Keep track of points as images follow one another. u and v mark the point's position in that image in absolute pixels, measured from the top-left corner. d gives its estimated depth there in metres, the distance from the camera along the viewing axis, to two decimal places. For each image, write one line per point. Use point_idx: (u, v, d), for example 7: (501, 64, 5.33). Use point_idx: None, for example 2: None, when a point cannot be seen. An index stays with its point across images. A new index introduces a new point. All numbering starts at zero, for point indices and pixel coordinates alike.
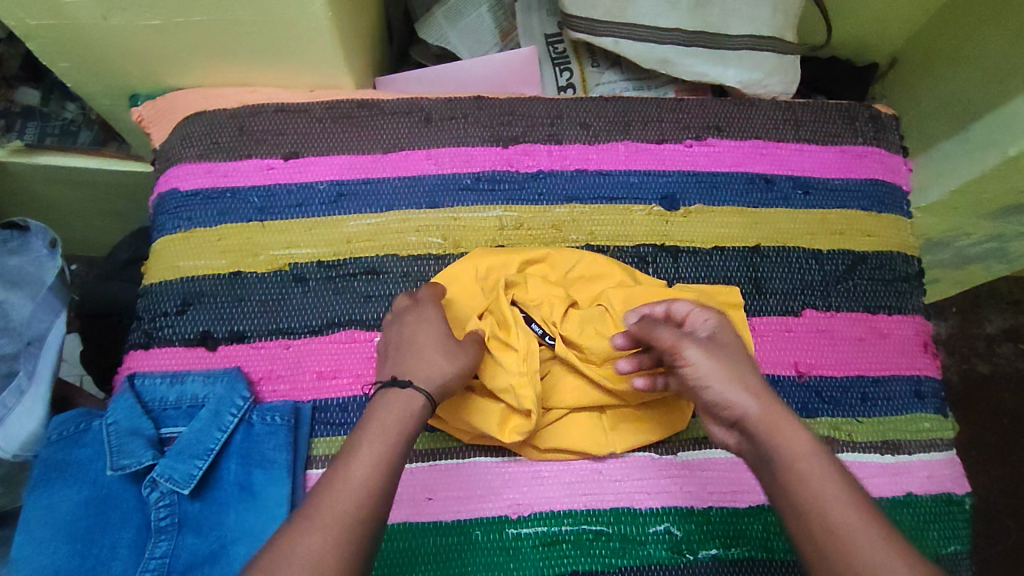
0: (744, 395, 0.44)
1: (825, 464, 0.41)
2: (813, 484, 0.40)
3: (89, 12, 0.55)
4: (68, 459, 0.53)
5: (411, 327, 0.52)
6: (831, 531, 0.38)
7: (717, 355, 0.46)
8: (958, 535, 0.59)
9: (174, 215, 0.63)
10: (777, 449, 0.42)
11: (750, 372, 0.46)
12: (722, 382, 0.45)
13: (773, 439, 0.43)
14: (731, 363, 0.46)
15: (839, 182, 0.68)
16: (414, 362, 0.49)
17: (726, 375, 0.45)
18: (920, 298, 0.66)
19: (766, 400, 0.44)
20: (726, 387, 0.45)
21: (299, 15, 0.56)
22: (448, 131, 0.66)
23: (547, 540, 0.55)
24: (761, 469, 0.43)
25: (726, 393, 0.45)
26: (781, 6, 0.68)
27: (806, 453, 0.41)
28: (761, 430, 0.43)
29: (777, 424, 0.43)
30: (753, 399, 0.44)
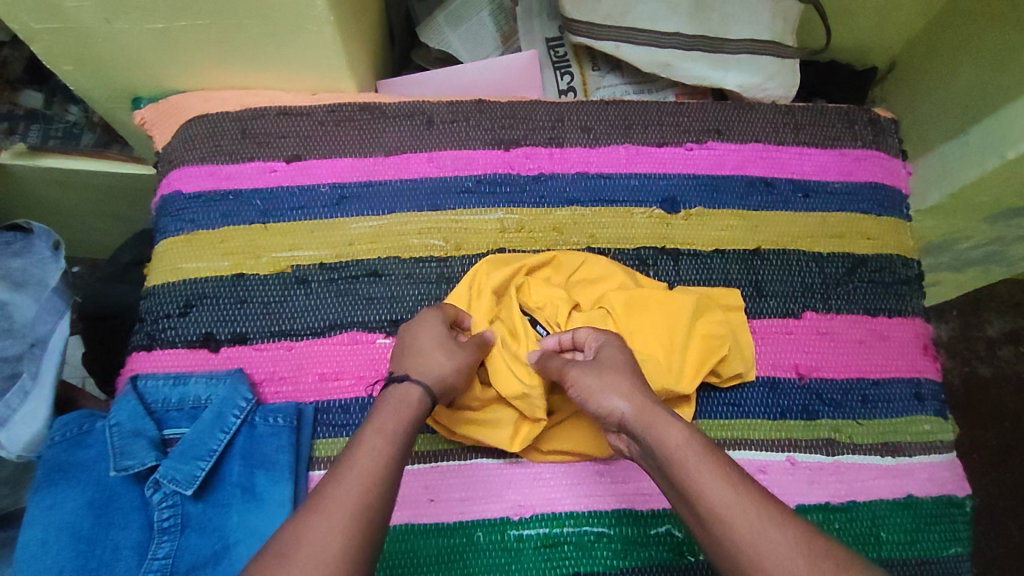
0: (614, 399, 0.48)
1: (699, 448, 0.43)
2: (686, 468, 0.42)
3: (93, 15, 0.56)
4: (72, 459, 0.53)
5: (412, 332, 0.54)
6: (711, 509, 0.39)
7: (595, 368, 0.50)
8: (958, 537, 0.59)
9: (177, 217, 0.63)
10: (653, 443, 0.44)
11: (627, 376, 0.49)
12: (595, 392, 0.49)
13: (648, 433, 0.45)
14: (606, 370, 0.49)
15: (839, 185, 0.68)
16: (417, 362, 0.51)
17: (601, 385, 0.49)
18: (920, 301, 0.67)
19: (639, 399, 0.47)
20: (602, 398, 0.48)
21: (301, 18, 0.56)
22: (449, 134, 0.66)
23: (548, 542, 0.55)
24: (651, 465, 0.45)
25: (603, 403, 0.48)
26: (780, 12, 0.70)
27: (676, 439, 0.43)
28: (635, 428, 0.46)
29: (649, 419, 0.45)
30: (625, 400, 0.47)
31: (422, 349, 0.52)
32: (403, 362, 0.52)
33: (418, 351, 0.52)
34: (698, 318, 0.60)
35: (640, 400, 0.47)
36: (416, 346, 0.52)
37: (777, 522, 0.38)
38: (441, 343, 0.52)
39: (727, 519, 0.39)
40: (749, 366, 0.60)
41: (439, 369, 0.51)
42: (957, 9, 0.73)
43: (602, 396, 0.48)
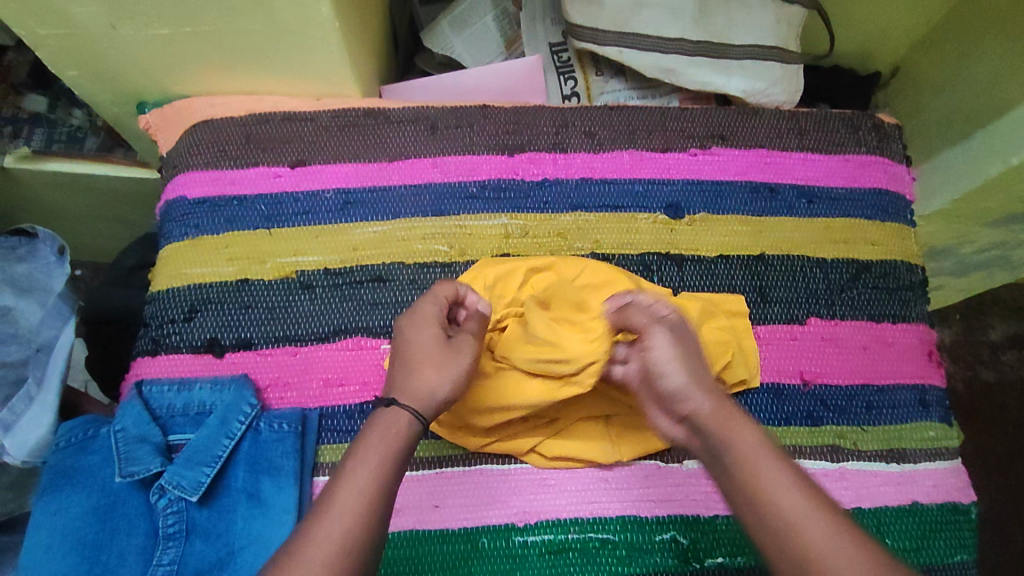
0: (695, 384, 0.46)
1: (777, 458, 0.42)
2: (765, 476, 0.41)
3: (98, 21, 0.56)
4: (77, 465, 0.53)
5: (406, 330, 0.51)
6: (788, 525, 0.39)
7: (681, 347, 0.48)
8: (964, 544, 0.59)
9: (181, 222, 0.63)
10: (729, 444, 0.43)
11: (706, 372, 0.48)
12: (674, 368, 0.47)
13: (725, 432, 0.44)
14: (690, 357, 0.48)
15: (843, 191, 0.68)
16: (407, 379, 0.48)
17: (684, 366, 0.47)
18: (924, 306, 0.67)
19: (717, 396, 0.46)
20: (682, 380, 0.46)
21: (307, 24, 0.56)
22: (454, 140, 0.66)
23: (553, 549, 0.55)
24: (712, 462, 0.44)
25: (680, 378, 0.46)
26: (784, 16, 0.70)
27: (755, 445, 0.43)
28: (710, 421, 0.45)
29: (726, 419, 0.44)
30: (706, 392, 0.46)
31: (413, 363, 0.49)
32: (395, 377, 0.49)
33: (410, 364, 0.49)
34: (704, 323, 0.60)
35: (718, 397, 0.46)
36: (407, 359, 0.49)
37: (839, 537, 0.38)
38: (433, 356, 0.49)
39: (800, 526, 0.39)
40: (752, 372, 0.60)
41: (427, 390, 0.48)
42: (961, 15, 0.73)
43: (681, 374, 0.47)
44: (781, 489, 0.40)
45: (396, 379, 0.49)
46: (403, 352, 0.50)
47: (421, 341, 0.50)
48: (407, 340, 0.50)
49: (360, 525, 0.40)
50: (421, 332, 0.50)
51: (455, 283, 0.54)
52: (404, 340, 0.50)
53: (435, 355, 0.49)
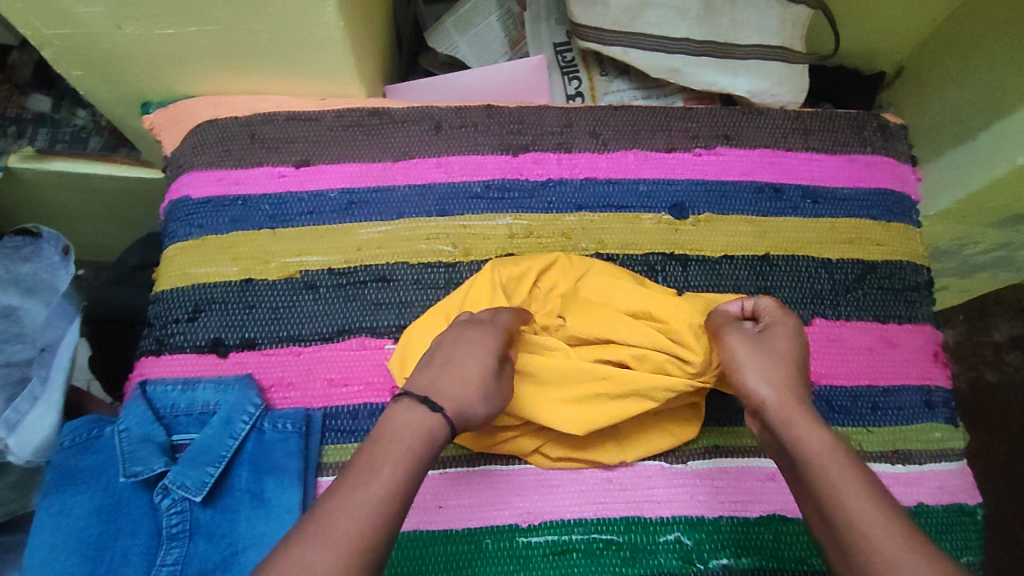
0: (770, 379, 0.48)
1: (845, 460, 0.42)
2: (826, 476, 0.42)
3: (104, 20, 0.56)
4: (80, 465, 0.53)
5: (463, 344, 0.50)
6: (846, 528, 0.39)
7: (762, 345, 0.51)
8: (970, 546, 0.58)
9: (185, 222, 0.63)
10: (793, 443, 0.45)
11: (791, 368, 0.50)
12: (754, 365, 0.49)
13: (791, 432, 0.45)
14: (774, 353, 0.50)
15: (848, 191, 0.68)
16: (450, 391, 0.47)
17: (756, 367, 0.49)
18: (929, 307, 0.66)
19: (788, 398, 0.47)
20: (751, 379, 0.49)
21: (312, 24, 0.56)
22: (459, 140, 0.66)
23: (557, 549, 0.55)
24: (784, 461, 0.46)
25: (755, 374, 0.49)
26: (789, 17, 0.70)
27: (822, 447, 0.43)
28: (784, 413, 0.46)
29: (792, 419, 0.46)
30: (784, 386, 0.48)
31: (459, 378, 0.48)
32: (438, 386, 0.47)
33: (454, 379, 0.48)
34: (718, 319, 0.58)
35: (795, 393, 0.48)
36: (456, 373, 0.48)
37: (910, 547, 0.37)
38: (477, 378, 0.48)
39: (869, 532, 0.38)
40: None
41: (466, 412, 0.47)
42: (966, 15, 0.73)
43: (759, 370, 0.49)
44: (850, 486, 0.41)
45: (440, 387, 0.47)
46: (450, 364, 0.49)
47: (477, 362, 0.49)
48: (463, 353, 0.49)
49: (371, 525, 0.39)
50: (480, 353, 0.50)
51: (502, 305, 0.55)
52: (457, 355, 0.49)
53: (482, 381, 0.49)
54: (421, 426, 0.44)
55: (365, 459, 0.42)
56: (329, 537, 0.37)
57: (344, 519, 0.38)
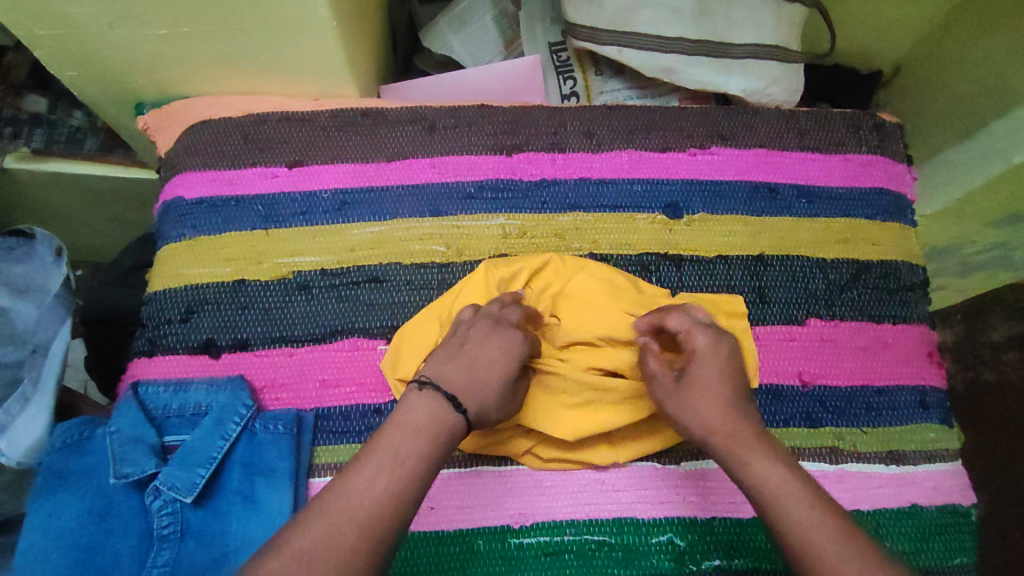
0: (705, 418, 0.47)
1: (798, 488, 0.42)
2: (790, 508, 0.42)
3: (97, 21, 0.56)
4: (72, 467, 0.53)
5: (490, 350, 0.49)
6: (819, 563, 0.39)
7: (690, 384, 0.48)
8: (964, 547, 0.58)
9: (179, 223, 0.63)
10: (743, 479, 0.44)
11: (725, 394, 0.47)
12: (686, 406, 0.48)
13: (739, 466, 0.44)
14: (703, 386, 0.48)
15: (843, 190, 0.68)
16: (473, 394, 0.46)
17: (686, 405, 0.48)
18: (925, 307, 0.66)
19: (726, 428, 0.46)
20: (684, 419, 0.48)
21: (304, 24, 0.56)
22: (453, 140, 0.66)
23: (549, 551, 0.54)
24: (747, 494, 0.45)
25: (695, 418, 0.47)
26: (785, 16, 0.69)
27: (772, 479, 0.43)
28: (724, 447, 0.46)
29: (735, 452, 0.45)
30: (721, 418, 0.46)
31: (480, 382, 0.47)
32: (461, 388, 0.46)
33: (476, 381, 0.47)
34: None
35: (732, 418, 0.46)
36: (475, 375, 0.47)
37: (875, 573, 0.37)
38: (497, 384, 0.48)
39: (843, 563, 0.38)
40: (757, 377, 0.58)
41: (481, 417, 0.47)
42: (964, 13, 0.73)
43: (697, 413, 0.47)
44: (793, 497, 0.42)
45: (464, 389, 0.46)
46: (475, 366, 0.47)
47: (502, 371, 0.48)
48: (487, 361, 0.48)
49: (384, 519, 0.39)
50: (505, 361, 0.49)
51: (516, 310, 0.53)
52: (483, 359, 0.48)
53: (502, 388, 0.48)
54: (441, 418, 0.44)
55: (383, 447, 0.42)
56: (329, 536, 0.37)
57: (354, 512, 0.39)
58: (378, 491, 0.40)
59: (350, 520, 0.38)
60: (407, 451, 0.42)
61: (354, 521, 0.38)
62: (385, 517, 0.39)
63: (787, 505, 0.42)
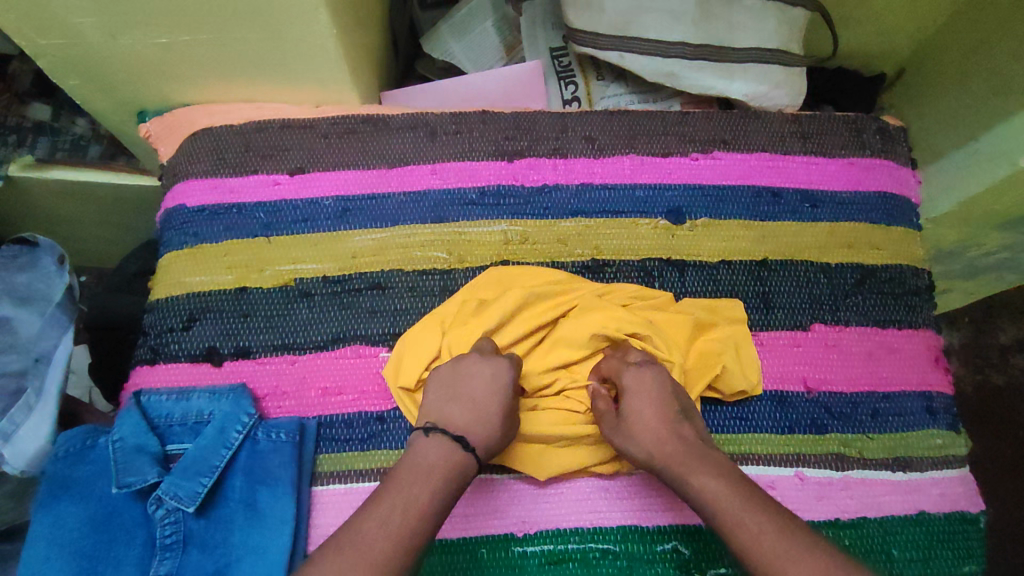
0: (645, 441, 0.49)
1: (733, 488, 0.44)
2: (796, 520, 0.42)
3: (99, 30, 0.56)
4: (75, 475, 0.53)
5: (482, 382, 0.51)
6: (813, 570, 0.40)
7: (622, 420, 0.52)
8: (972, 555, 0.58)
9: (180, 231, 0.63)
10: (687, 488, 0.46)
11: (656, 417, 0.50)
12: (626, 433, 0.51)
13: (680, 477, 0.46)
14: (637, 415, 0.51)
15: (848, 195, 0.67)
16: (480, 431, 0.48)
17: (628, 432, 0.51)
18: (930, 312, 0.66)
19: (667, 443, 0.48)
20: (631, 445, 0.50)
21: (304, 31, 0.56)
22: (454, 146, 0.66)
23: (553, 559, 0.54)
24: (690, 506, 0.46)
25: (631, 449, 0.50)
26: (787, 20, 0.69)
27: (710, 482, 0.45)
28: (664, 464, 0.48)
29: (674, 465, 0.47)
30: (657, 442, 0.49)
31: (484, 416, 0.49)
32: (463, 424, 0.48)
33: (479, 415, 0.49)
34: (699, 336, 0.60)
35: (663, 439, 0.49)
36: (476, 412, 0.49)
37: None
38: (499, 415, 0.50)
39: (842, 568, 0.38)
40: (754, 383, 0.59)
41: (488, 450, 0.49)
42: (966, 15, 0.72)
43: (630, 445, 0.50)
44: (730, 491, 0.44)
45: (467, 428, 0.48)
46: (473, 401, 0.50)
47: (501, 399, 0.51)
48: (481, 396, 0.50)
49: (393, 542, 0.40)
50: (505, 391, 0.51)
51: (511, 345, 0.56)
52: (478, 391, 0.50)
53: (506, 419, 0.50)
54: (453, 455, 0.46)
55: (401, 488, 0.43)
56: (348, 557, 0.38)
57: (378, 539, 0.39)
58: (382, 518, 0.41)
59: (374, 549, 0.39)
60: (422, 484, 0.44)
61: (372, 547, 0.39)
62: (410, 549, 0.40)
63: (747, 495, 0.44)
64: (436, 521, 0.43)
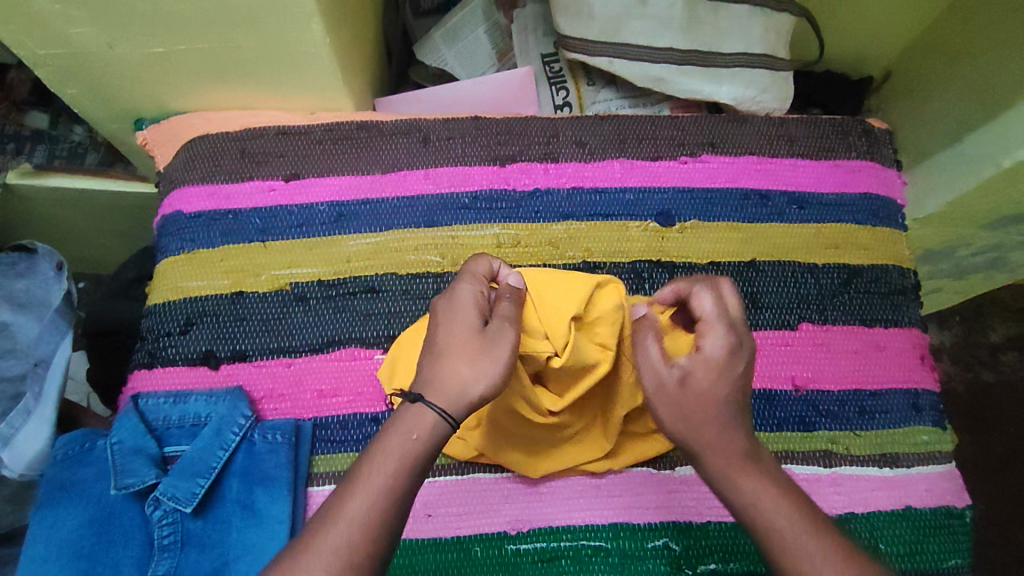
0: (703, 433, 0.44)
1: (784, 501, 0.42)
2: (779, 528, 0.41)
3: (96, 40, 0.57)
4: (74, 478, 0.54)
5: (453, 327, 0.47)
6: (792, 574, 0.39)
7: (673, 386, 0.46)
8: (959, 549, 0.58)
9: (178, 236, 0.64)
10: (734, 496, 0.43)
11: (729, 411, 0.45)
12: (680, 416, 0.45)
13: (729, 483, 0.43)
14: (698, 397, 0.45)
15: (834, 196, 0.69)
16: (439, 375, 0.45)
17: (685, 416, 0.45)
18: (916, 311, 0.67)
19: (729, 444, 0.44)
20: (684, 429, 0.45)
21: (299, 39, 0.57)
22: (447, 151, 0.67)
23: (546, 557, 0.55)
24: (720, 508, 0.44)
25: (668, 421, 0.46)
26: (772, 26, 0.70)
27: (764, 495, 0.42)
28: (709, 458, 0.44)
29: (730, 468, 0.43)
30: (718, 438, 0.44)
31: (451, 366, 0.45)
32: (424, 375, 0.46)
33: (438, 359, 0.46)
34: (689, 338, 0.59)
35: (715, 430, 0.45)
36: (444, 366, 0.45)
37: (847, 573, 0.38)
38: (473, 354, 0.45)
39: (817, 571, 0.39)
40: None
41: (458, 391, 0.45)
42: (950, 17, 0.73)
43: (668, 418, 0.46)
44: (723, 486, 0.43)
45: (427, 376, 0.46)
46: (440, 347, 0.46)
47: (456, 328, 0.46)
48: (452, 341, 0.46)
49: (364, 525, 0.41)
50: (461, 318, 0.47)
51: (489, 259, 0.51)
52: (449, 336, 0.46)
53: (471, 347, 0.46)
54: (422, 440, 0.44)
55: (370, 477, 0.42)
56: (325, 545, 0.40)
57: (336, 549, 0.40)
58: (358, 498, 0.41)
59: (338, 556, 0.39)
60: (385, 478, 0.42)
61: (350, 531, 0.40)
62: (381, 535, 0.41)
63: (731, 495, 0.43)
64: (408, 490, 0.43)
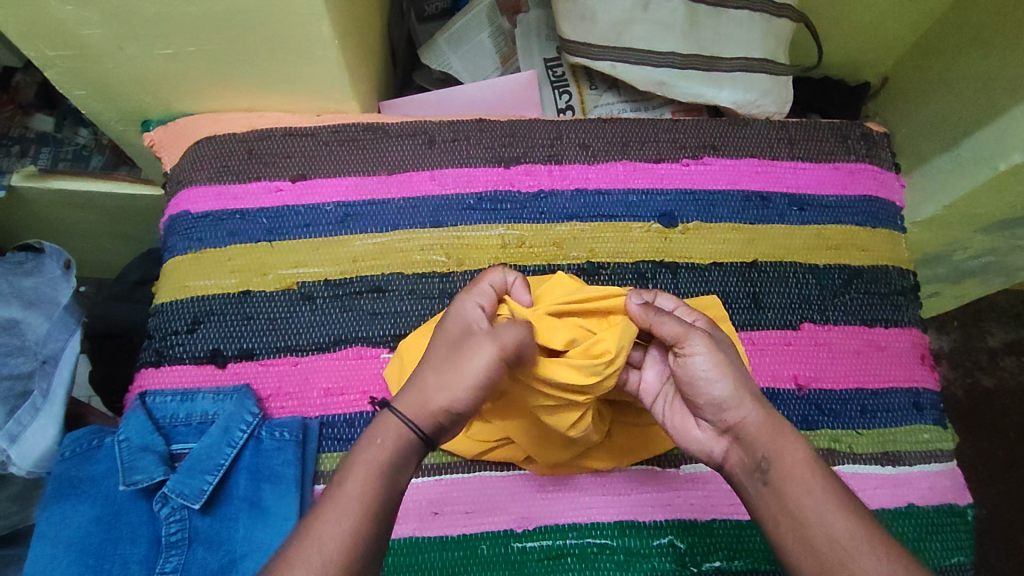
0: (742, 392, 0.47)
1: (818, 472, 0.45)
2: (807, 503, 0.44)
3: (106, 41, 0.58)
4: (81, 475, 0.54)
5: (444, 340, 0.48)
6: (827, 548, 0.42)
7: (717, 345, 0.48)
8: (961, 546, 0.59)
9: (185, 236, 0.64)
10: (777, 458, 0.45)
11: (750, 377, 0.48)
12: (716, 376, 0.47)
13: (769, 447, 0.46)
14: (728, 351, 0.49)
15: (834, 199, 0.69)
16: (409, 387, 0.46)
17: (729, 374, 0.47)
18: (916, 311, 0.68)
19: (763, 411, 0.47)
20: (727, 388, 0.47)
21: (308, 44, 0.59)
22: (452, 153, 0.67)
23: (552, 554, 0.55)
24: (750, 475, 0.46)
25: (727, 388, 0.47)
26: (772, 30, 0.71)
27: (796, 462, 0.45)
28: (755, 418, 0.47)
29: (770, 433, 0.46)
30: (756, 401, 0.47)
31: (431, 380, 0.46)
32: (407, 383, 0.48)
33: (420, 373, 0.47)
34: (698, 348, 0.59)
35: (753, 390, 0.48)
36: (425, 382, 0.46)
37: (879, 556, 0.41)
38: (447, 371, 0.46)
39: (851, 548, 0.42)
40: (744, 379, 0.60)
41: (424, 401, 0.45)
42: (947, 22, 0.75)
43: (728, 383, 0.47)
44: (768, 450, 0.46)
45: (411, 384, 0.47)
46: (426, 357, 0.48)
47: (440, 341, 0.48)
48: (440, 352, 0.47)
49: (351, 526, 0.41)
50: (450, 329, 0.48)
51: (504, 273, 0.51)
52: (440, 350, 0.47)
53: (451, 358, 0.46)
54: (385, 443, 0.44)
55: (352, 478, 0.43)
56: (316, 545, 0.40)
57: (331, 546, 0.40)
58: (351, 500, 0.42)
59: (341, 547, 0.40)
60: (372, 482, 0.43)
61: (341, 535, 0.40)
62: (365, 537, 0.41)
63: (776, 460, 0.45)
64: (386, 498, 0.43)
